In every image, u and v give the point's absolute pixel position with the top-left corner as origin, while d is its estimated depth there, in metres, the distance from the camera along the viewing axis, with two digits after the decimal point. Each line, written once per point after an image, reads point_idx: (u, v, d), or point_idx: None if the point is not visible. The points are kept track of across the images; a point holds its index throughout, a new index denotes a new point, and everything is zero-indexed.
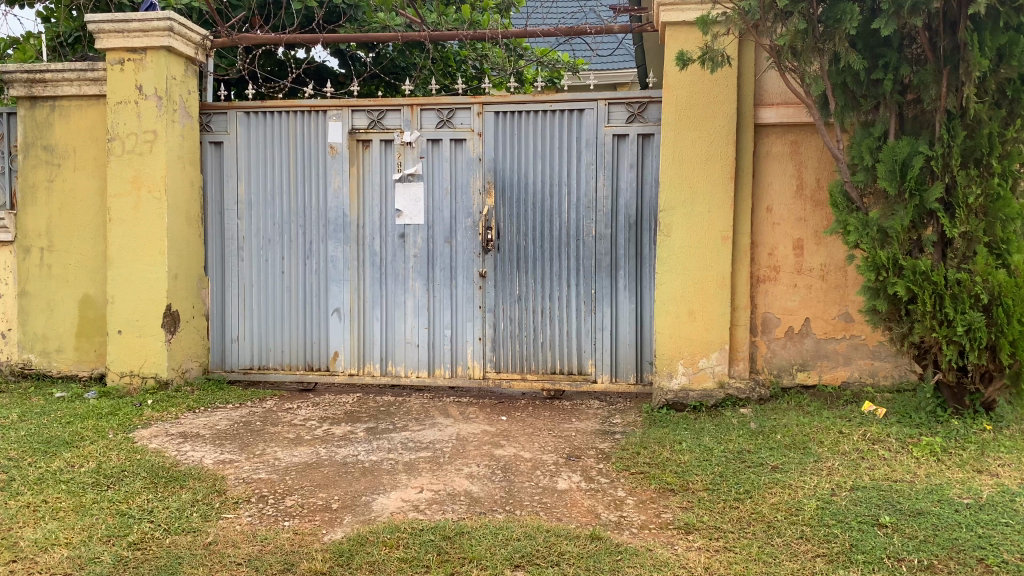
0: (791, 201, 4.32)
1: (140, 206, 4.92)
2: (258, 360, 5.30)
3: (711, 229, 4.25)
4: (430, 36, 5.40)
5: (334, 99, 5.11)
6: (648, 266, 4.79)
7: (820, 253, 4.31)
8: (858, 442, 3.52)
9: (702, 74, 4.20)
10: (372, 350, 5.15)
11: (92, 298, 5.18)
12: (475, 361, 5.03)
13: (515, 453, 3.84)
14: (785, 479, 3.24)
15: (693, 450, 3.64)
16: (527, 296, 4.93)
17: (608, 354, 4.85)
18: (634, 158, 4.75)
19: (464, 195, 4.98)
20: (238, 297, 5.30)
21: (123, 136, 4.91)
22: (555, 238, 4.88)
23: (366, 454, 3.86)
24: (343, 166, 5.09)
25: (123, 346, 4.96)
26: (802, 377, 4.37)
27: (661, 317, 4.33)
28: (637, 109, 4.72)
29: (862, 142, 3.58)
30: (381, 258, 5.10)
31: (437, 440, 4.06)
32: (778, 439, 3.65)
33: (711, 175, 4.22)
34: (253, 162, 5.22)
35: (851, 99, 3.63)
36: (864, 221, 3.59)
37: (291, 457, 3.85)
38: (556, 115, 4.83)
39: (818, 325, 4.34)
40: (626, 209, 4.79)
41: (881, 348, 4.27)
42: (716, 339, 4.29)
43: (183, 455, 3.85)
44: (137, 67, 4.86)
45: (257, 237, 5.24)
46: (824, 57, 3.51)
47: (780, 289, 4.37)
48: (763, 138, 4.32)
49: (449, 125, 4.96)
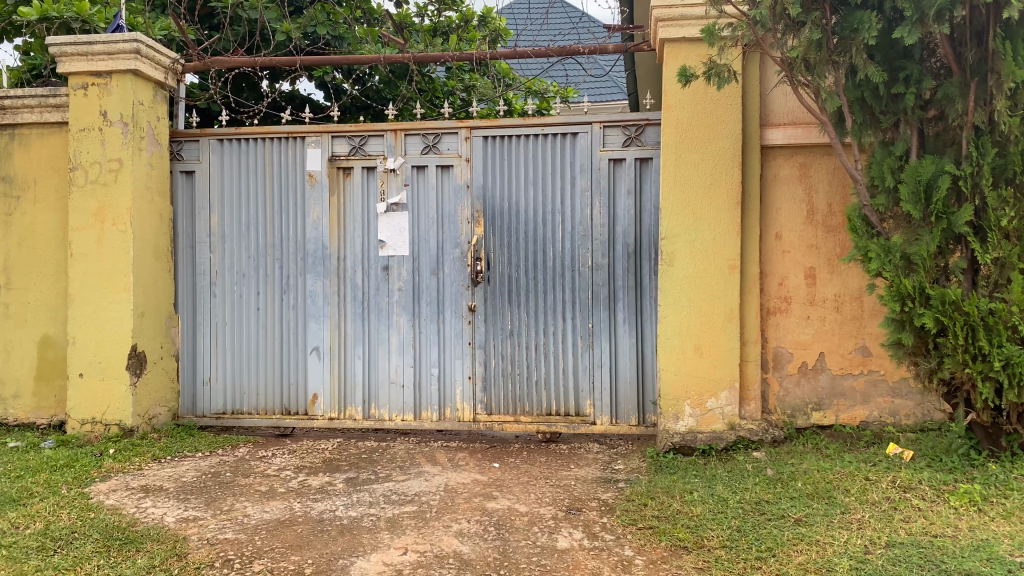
0: (801, 228, 4.04)
1: (104, 240, 4.59)
2: (232, 404, 4.94)
3: (717, 258, 3.95)
4: (413, 58, 5.07)
5: (314, 124, 4.82)
6: (649, 298, 4.48)
7: (834, 282, 4.02)
8: (888, 490, 3.17)
9: (705, 92, 3.94)
10: (353, 392, 4.80)
11: (51, 339, 4.81)
12: (464, 402, 4.68)
13: (510, 506, 3.48)
14: (811, 534, 2.90)
15: (706, 501, 3.30)
16: (520, 331, 4.61)
17: (608, 393, 4.52)
18: (632, 184, 4.47)
19: (451, 225, 4.68)
20: (210, 336, 4.94)
21: (86, 166, 4.59)
22: (548, 269, 4.58)
23: (344, 510, 3.49)
24: (322, 196, 4.79)
25: (85, 391, 4.60)
26: (817, 417, 4.05)
27: (665, 354, 4.01)
28: (634, 131, 4.46)
29: (882, 162, 3.31)
30: (363, 292, 4.77)
31: (423, 492, 3.70)
32: (799, 487, 3.30)
33: (716, 200, 3.94)
34: (226, 193, 4.91)
35: (870, 116, 3.36)
36: (886, 247, 3.31)
37: (262, 514, 3.48)
38: (549, 139, 4.56)
39: (833, 360, 4.04)
40: (624, 237, 4.49)
41: (902, 385, 3.97)
42: (725, 377, 3.97)
43: (142, 513, 3.48)
44: (102, 93, 4.57)
45: (230, 271, 4.91)
46: (840, 70, 3.24)
47: (792, 322, 4.07)
48: (770, 160, 4.05)
49: (434, 150, 4.68)
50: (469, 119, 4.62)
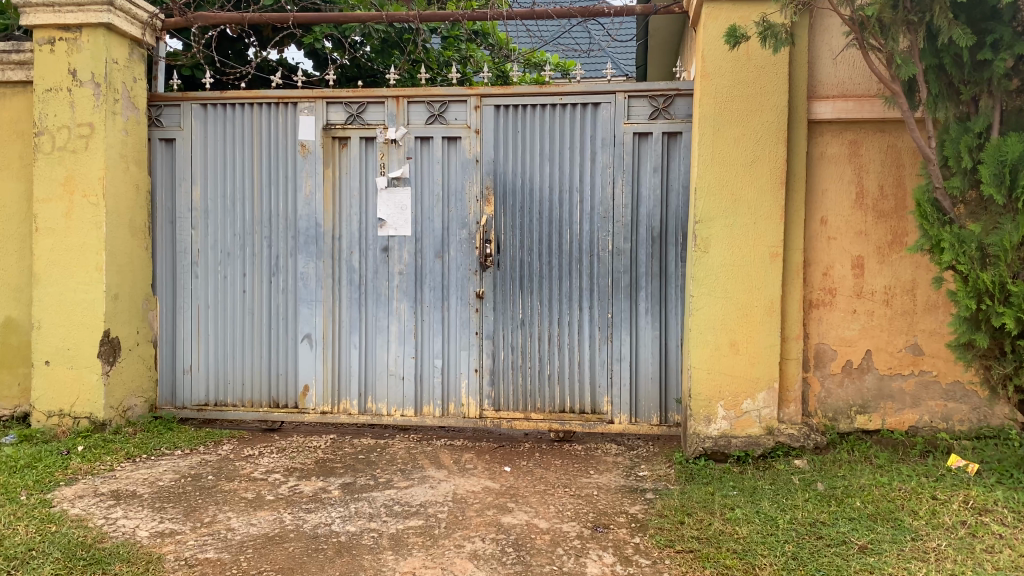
0: (849, 212, 3.64)
1: (73, 213, 4.13)
2: (215, 395, 4.52)
3: (758, 245, 3.55)
4: (418, 15, 4.56)
5: (307, 89, 4.36)
6: (675, 287, 4.08)
7: (884, 273, 3.64)
8: (961, 512, 2.81)
9: (749, 58, 3.51)
10: (349, 384, 4.39)
11: (15, 322, 4.37)
12: (470, 397, 4.29)
13: (528, 522, 3.09)
14: (882, 566, 2.52)
15: (753, 520, 2.92)
16: (531, 320, 4.22)
17: (627, 390, 4.14)
18: (659, 161, 4.06)
19: (458, 203, 4.26)
20: (191, 320, 4.51)
21: (53, 130, 4.13)
22: (564, 253, 4.17)
23: (341, 524, 3.09)
24: (316, 168, 4.34)
25: (52, 380, 4.17)
26: (862, 421, 3.68)
27: (698, 350, 3.62)
28: (662, 103, 4.03)
29: (959, 139, 2.91)
30: (360, 275, 4.35)
31: (428, 503, 3.30)
32: (858, 507, 2.93)
33: (759, 180, 3.53)
34: (210, 164, 4.46)
35: (946, 87, 2.98)
36: (961, 237, 2.91)
37: (249, 527, 3.07)
38: (568, 110, 4.13)
39: (881, 359, 3.66)
40: (649, 220, 4.09)
41: (956, 387, 3.60)
42: (764, 376, 3.58)
43: (111, 526, 3.06)
44: (70, 48, 4.09)
45: (213, 250, 4.47)
46: (917, 32, 2.83)
47: (836, 316, 3.68)
48: (817, 136, 3.64)
49: (440, 120, 4.24)
50: (479, 86, 4.18)
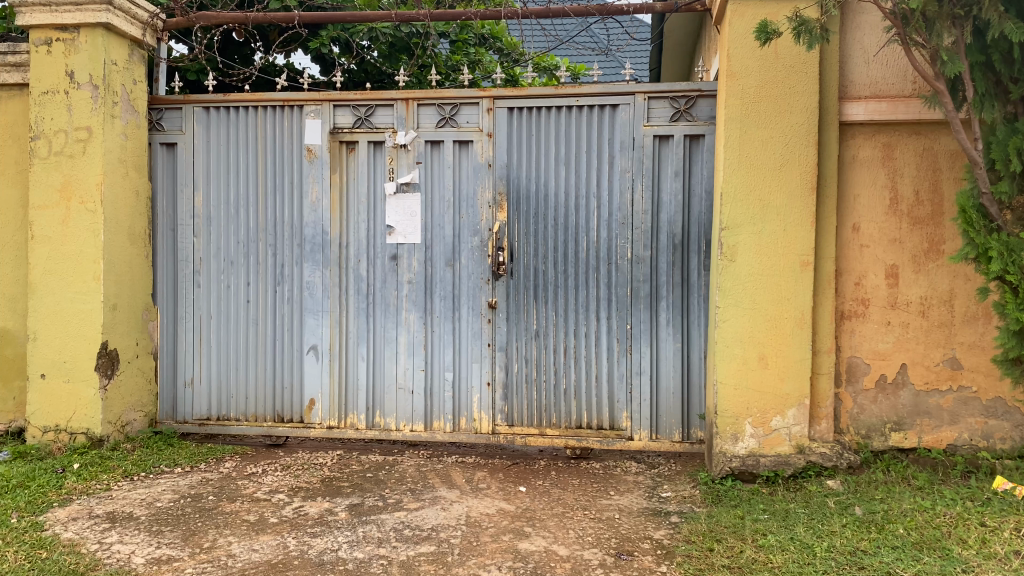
0: (883, 219, 3.46)
1: (71, 220, 3.97)
2: (217, 409, 4.35)
3: (787, 253, 3.36)
4: (429, 15, 4.37)
5: (313, 92, 4.20)
6: (697, 296, 3.90)
7: (920, 283, 3.45)
8: (1013, 540, 2.62)
9: (777, 57, 3.34)
10: (356, 399, 4.22)
11: (9, 333, 4.21)
12: (482, 412, 4.11)
13: (547, 548, 2.91)
14: None
15: (788, 548, 2.73)
16: (546, 331, 4.04)
17: (647, 405, 3.95)
18: (680, 165, 3.88)
19: (470, 209, 4.08)
20: (193, 331, 4.34)
21: (50, 135, 3.98)
22: (581, 261, 3.99)
23: (349, 550, 2.91)
24: (322, 173, 4.18)
25: (48, 394, 4.01)
26: (897, 439, 3.49)
27: (723, 364, 3.43)
28: (683, 104, 3.86)
29: (1007, 141, 2.72)
30: (368, 284, 4.18)
31: (440, 527, 3.12)
32: (901, 535, 2.74)
33: (788, 185, 3.35)
34: (213, 169, 4.30)
35: (993, 86, 2.80)
36: (1010, 245, 2.72)
37: (251, 553, 2.90)
38: (585, 112, 3.95)
39: (917, 373, 3.47)
40: (670, 227, 3.91)
41: (997, 403, 3.41)
42: (794, 392, 3.39)
43: (105, 551, 2.89)
44: (68, 49, 3.94)
45: (216, 258, 4.30)
46: (963, 27, 2.66)
47: (870, 328, 3.49)
48: (848, 139, 3.46)
49: (451, 123, 4.08)
50: (492, 87, 4.01)
